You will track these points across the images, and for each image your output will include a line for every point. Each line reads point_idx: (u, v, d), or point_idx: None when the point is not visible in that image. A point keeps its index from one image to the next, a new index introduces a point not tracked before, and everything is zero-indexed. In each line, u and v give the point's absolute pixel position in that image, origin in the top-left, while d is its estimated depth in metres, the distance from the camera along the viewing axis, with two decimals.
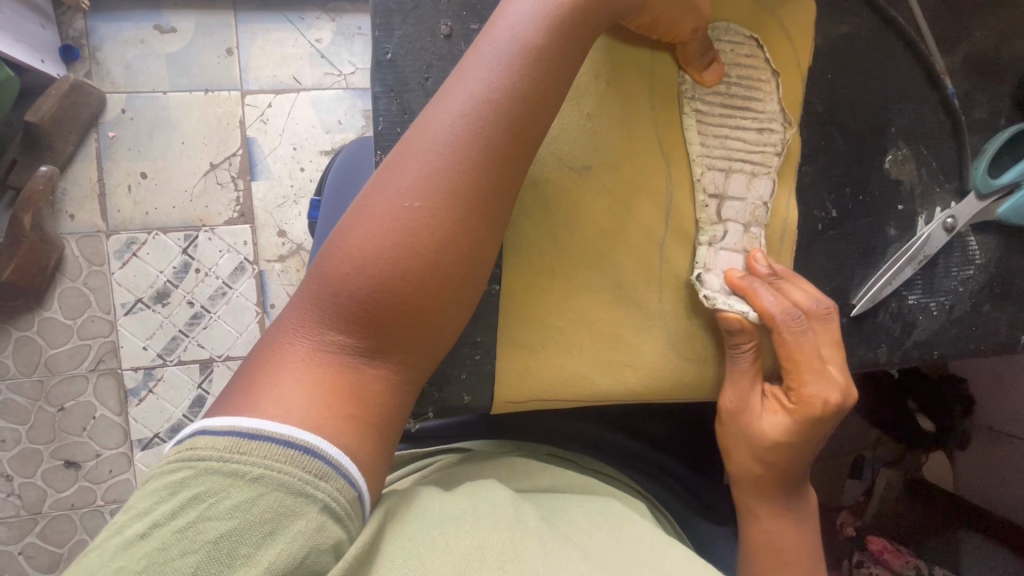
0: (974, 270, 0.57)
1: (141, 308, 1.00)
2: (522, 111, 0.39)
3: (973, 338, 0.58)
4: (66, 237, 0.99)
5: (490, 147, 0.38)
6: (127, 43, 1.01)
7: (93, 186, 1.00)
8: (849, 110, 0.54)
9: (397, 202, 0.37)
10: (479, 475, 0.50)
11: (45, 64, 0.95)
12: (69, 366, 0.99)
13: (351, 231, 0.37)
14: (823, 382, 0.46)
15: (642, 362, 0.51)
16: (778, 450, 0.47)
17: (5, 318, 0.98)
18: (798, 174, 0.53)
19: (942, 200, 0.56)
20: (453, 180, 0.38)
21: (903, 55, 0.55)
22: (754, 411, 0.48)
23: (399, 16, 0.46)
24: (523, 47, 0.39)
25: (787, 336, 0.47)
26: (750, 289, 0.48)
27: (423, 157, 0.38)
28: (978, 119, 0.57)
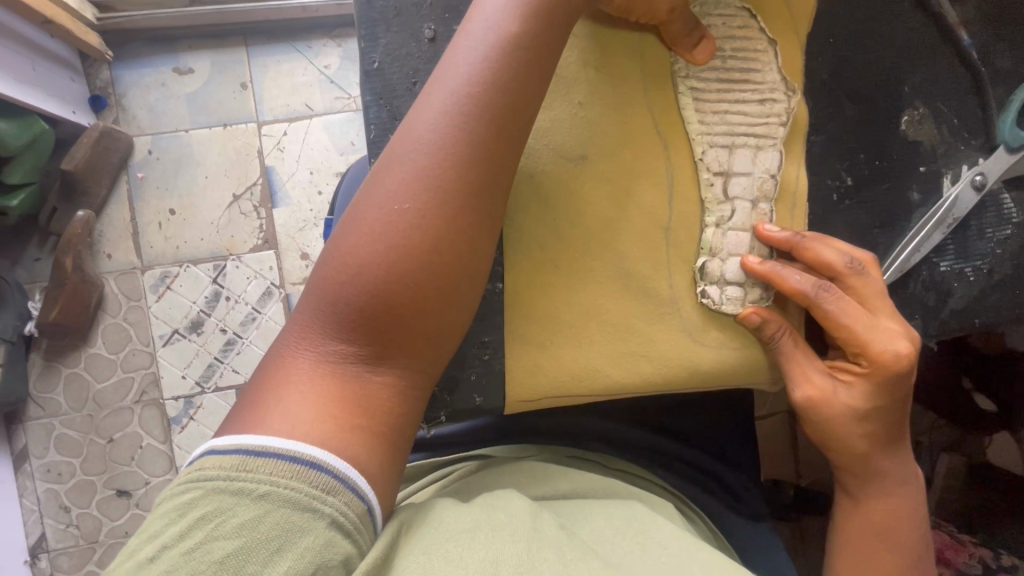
0: (1012, 229, 0.53)
1: (178, 338, 1.04)
2: (505, 105, 0.39)
3: (1018, 303, 0.54)
4: (106, 276, 1.04)
5: (475, 145, 0.38)
6: (150, 87, 1.06)
7: (127, 225, 1.05)
8: (858, 73, 0.51)
9: (389, 208, 0.37)
10: (496, 484, 0.50)
11: (76, 115, 1.00)
12: (115, 399, 1.03)
13: (344, 241, 0.37)
14: (883, 335, 0.44)
15: (658, 353, 0.49)
16: (878, 414, 0.45)
17: (55, 357, 1.03)
18: (808, 144, 0.51)
19: (969, 158, 0.53)
20: (443, 180, 0.37)
21: (910, 11, 0.52)
22: (833, 397, 0.46)
23: (382, 24, 0.46)
24: (502, 39, 0.39)
25: (833, 304, 0.45)
26: (776, 274, 0.47)
27: (411, 161, 0.38)
28: (1000, 70, 0.53)
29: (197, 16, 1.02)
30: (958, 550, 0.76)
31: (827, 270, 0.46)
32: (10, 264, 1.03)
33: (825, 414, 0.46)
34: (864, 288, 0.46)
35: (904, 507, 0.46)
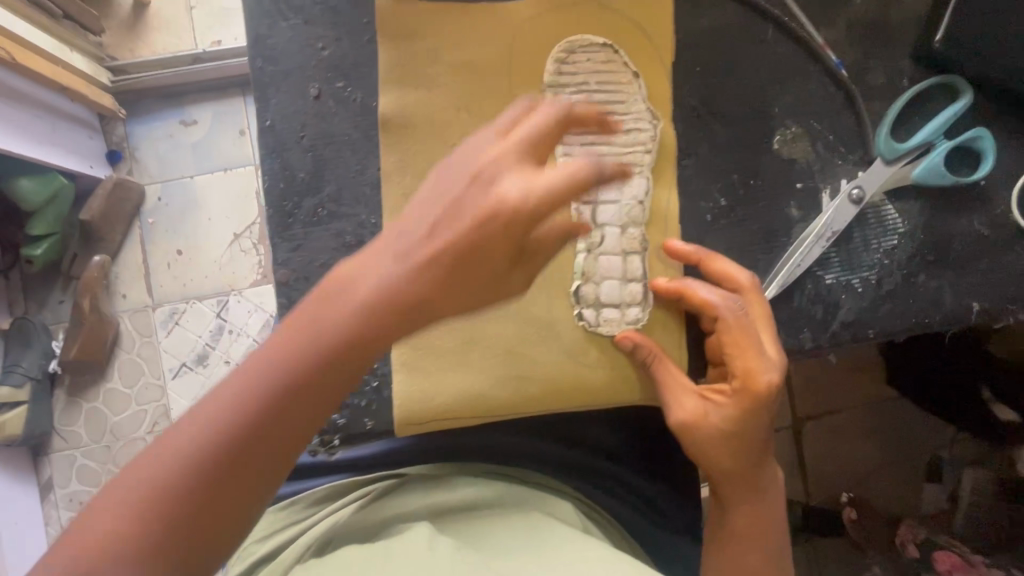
0: (898, 239, 0.54)
1: (185, 370, 1.13)
2: (407, 294, 0.38)
3: (910, 312, 0.54)
4: (122, 314, 1.14)
5: (360, 333, 0.38)
6: (158, 138, 1.17)
7: (139, 268, 1.15)
8: (726, 97, 0.53)
9: (256, 384, 0.37)
10: (397, 523, 0.54)
11: (94, 168, 1.11)
12: (130, 430, 1.12)
13: (228, 401, 0.36)
14: (761, 359, 0.46)
15: (541, 376, 0.52)
16: (744, 438, 0.46)
17: (77, 392, 1.13)
18: (680, 169, 0.53)
19: (847, 172, 0.54)
20: (314, 366, 0.37)
21: (775, 36, 0.54)
22: (704, 415, 0.47)
23: (272, 87, 0.52)
24: (426, 225, 0.39)
25: (730, 322, 0.46)
26: (685, 287, 0.49)
27: (297, 339, 0.38)
28: (876, 84, 0.55)
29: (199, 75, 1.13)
30: (969, 571, 0.81)
31: (732, 285, 0.48)
32: (37, 309, 1.14)
33: (695, 432, 0.47)
34: (758, 311, 0.48)
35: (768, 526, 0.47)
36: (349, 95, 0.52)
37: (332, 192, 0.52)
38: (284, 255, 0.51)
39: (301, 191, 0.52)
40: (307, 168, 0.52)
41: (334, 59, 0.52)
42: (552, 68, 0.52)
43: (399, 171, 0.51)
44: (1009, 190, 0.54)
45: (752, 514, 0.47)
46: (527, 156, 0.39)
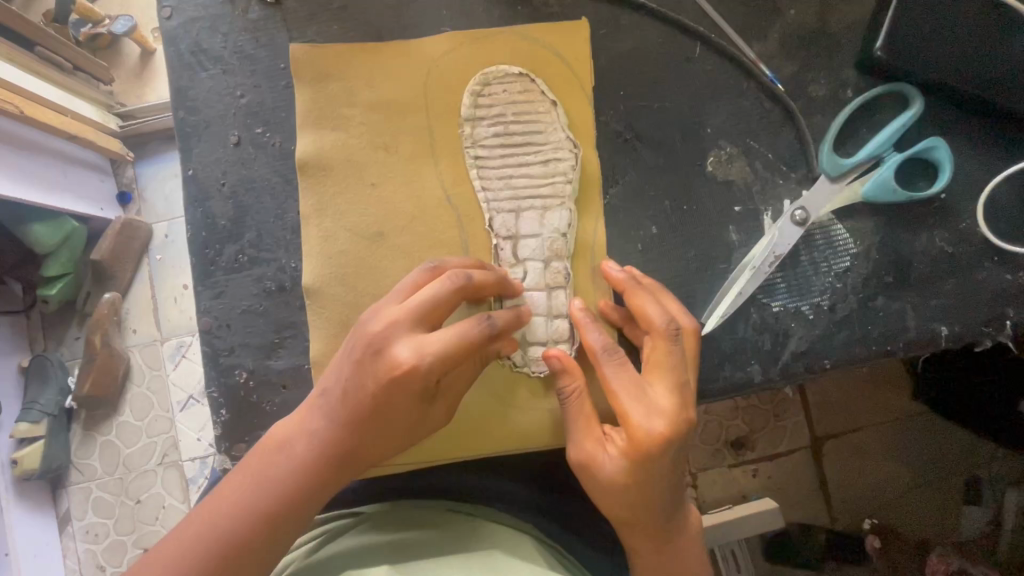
0: (851, 260, 0.50)
1: (193, 402, 1.16)
2: (324, 454, 0.42)
3: (870, 339, 0.50)
4: (131, 349, 1.18)
5: (285, 496, 0.41)
6: (165, 178, 1.22)
7: (149, 303, 1.19)
8: (653, 120, 0.51)
9: (189, 553, 0.40)
10: (341, 569, 0.48)
11: (104, 210, 1.16)
12: (141, 462, 1.14)
13: (182, 535, 0.41)
14: (643, 409, 0.40)
15: (467, 418, 0.50)
16: (632, 491, 0.41)
17: (93, 426, 1.16)
18: (607, 196, 0.51)
19: (790, 192, 0.51)
20: (241, 532, 0.41)
21: (703, 54, 0.52)
22: (593, 462, 0.42)
23: (194, 137, 0.52)
24: (336, 390, 0.42)
25: (611, 370, 0.42)
26: (581, 326, 0.45)
27: (226, 506, 0.41)
28: (817, 97, 0.51)
29: None
30: None
31: (647, 328, 0.44)
32: (56, 345, 1.17)
33: (584, 480, 0.43)
34: (653, 354, 0.43)
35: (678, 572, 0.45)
36: (267, 141, 0.52)
37: (252, 238, 0.51)
38: (207, 302, 0.51)
39: (222, 238, 0.51)
40: (228, 215, 0.52)
41: (253, 105, 0.52)
42: (468, 101, 0.50)
43: (317, 214, 0.51)
44: (973, 201, 0.50)
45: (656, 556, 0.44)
46: (423, 320, 0.41)
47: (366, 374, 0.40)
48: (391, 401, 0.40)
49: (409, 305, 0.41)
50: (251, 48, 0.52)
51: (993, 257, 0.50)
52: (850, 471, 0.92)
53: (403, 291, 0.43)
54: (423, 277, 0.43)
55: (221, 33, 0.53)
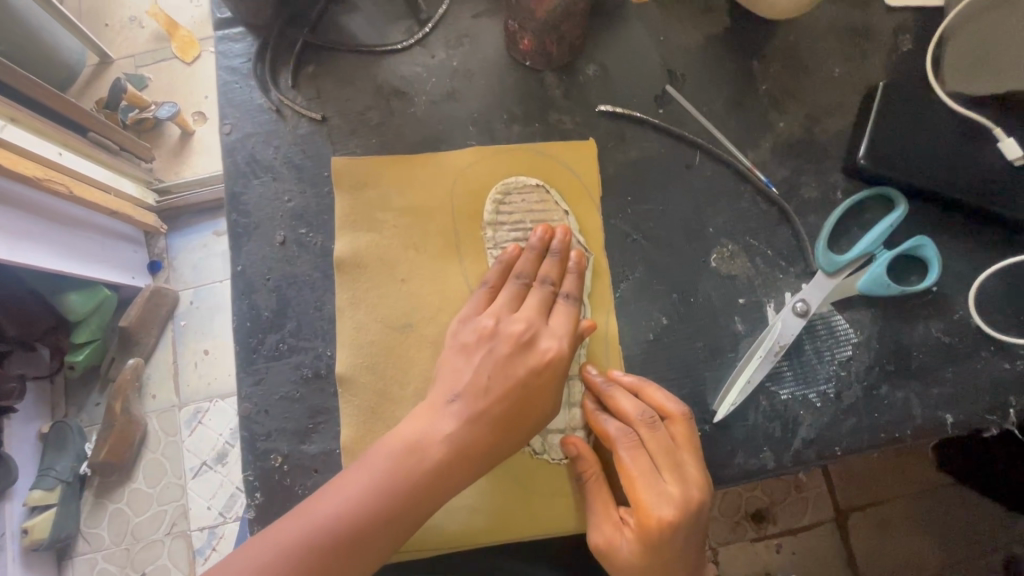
0: (852, 349, 0.53)
1: (206, 468, 1.21)
2: (462, 445, 0.45)
3: (877, 426, 0.52)
4: (150, 414, 1.24)
5: (424, 473, 0.44)
6: (194, 249, 1.33)
7: (171, 368, 1.26)
8: (660, 221, 0.56)
9: (329, 521, 0.42)
10: None
11: (135, 278, 1.25)
12: (149, 532, 1.18)
13: (323, 499, 0.43)
14: (655, 494, 0.45)
15: (491, 503, 0.52)
16: (650, 573, 0.45)
17: (104, 493, 1.20)
18: (619, 290, 0.55)
19: (790, 285, 0.55)
20: (362, 527, 0.42)
21: (703, 161, 0.57)
22: (613, 545, 0.46)
23: (245, 236, 0.58)
24: (475, 379, 0.47)
25: (626, 453, 0.47)
26: (593, 417, 0.50)
27: (347, 502, 0.42)
28: (809, 199, 0.56)
29: None
30: None
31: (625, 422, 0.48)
32: (76, 410, 1.22)
33: (606, 563, 0.46)
34: (649, 444, 0.47)
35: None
36: (311, 240, 0.57)
37: (292, 327, 0.56)
38: (248, 388, 0.55)
39: (265, 328, 0.56)
40: (272, 307, 0.56)
41: (299, 210, 0.58)
42: (491, 208, 0.56)
43: (353, 307, 0.55)
44: (964, 295, 0.53)
45: None
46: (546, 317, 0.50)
47: (506, 370, 0.47)
48: (526, 395, 0.47)
49: (532, 305, 0.51)
50: (299, 158, 0.59)
51: (989, 347, 0.52)
52: (878, 547, 0.95)
53: (516, 300, 0.51)
54: (528, 283, 0.52)
55: (274, 145, 0.59)
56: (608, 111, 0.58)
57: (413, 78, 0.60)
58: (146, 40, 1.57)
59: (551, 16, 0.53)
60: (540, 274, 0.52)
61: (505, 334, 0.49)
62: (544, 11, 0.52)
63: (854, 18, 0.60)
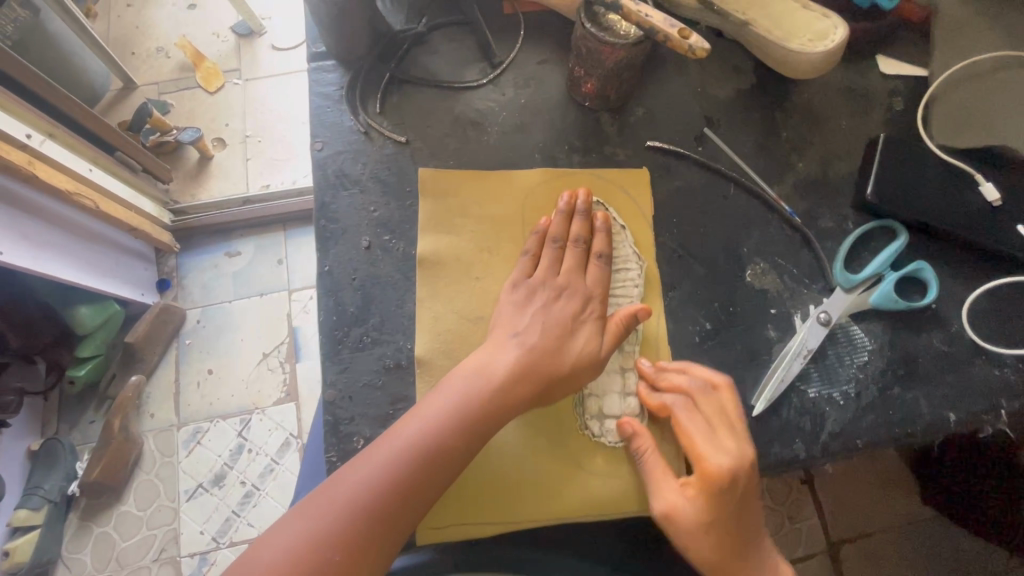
0: (868, 355, 0.61)
1: (201, 492, 1.36)
2: (519, 377, 0.54)
3: (892, 422, 0.59)
4: (147, 434, 1.40)
5: (489, 400, 0.53)
6: (206, 269, 1.54)
7: (171, 387, 1.44)
8: (700, 242, 0.65)
9: (413, 442, 0.50)
10: None
11: (144, 295, 1.44)
12: (135, 557, 1.31)
13: (407, 425, 0.51)
14: (715, 452, 0.52)
15: (551, 480, 0.57)
16: (712, 526, 0.51)
17: (89, 516, 1.33)
18: (667, 297, 0.63)
19: (813, 298, 0.63)
20: (440, 445, 0.51)
21: (736, 192, 0.67)
22: (677, 506, 0.52)
23: (332, 240, 0.64)
24: (528, 325, 0.57)
25: (684, 420, 0.55)
26: (649, 394, 0.57)
27: (419, 423, 0.51)
28: (826, 227, 0.66)
29: (249, 216, 1.53)
30: None
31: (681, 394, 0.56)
32: (69, 429, 1.38)
33: (672, 525, 0.52)
34: (704, 409, 0.55)
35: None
36: (394, 247, 0.64)
37: (375, 323, 0.62)
38: (333, 375, 0.60)
39: (350, 322, 0.62)
40: (356, 303, 0.62)
41: (384, 220, 0.65)
42: None
43: (432, 305, 0.61)
44: (957, 311, 0.63)
45: None
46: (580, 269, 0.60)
47: (553, 316, 0.57)
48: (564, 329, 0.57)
49: (568, 263, 0.60)
50: (384, 174, 0.67)
51: (981, 356, 0.61)
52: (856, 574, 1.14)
53: (554, 260, 0.60)
54: (562, 245, 0.61)
55: (362, 162, 0.67)
56: (656, 146, 0.68)
57: (486, 111, 0.70)
58: (172, 69, 1.68)
59: (614, 66, 0.62)
60: (571, 234, 0.61)
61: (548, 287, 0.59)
62: (613, 61, 0.61)
63: (856, 81, 0.72)
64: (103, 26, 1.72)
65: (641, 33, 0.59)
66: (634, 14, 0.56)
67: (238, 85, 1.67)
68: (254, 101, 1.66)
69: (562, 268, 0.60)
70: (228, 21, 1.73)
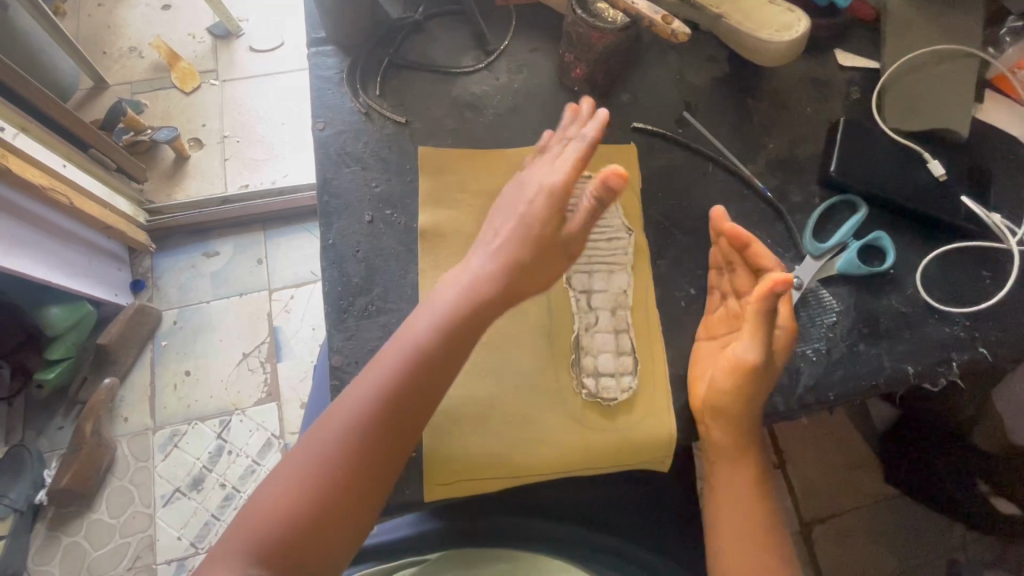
0: (836, 316, 0.67)
1: (178, 495, 1.33)
2: (472, 312, 0.57)
3: (860, 376, 0.65)
4: (120, 438, 1.36)
5: (446, 341, 0.55)
6: (183, 269, 1.52)
7: (146, 390, 1.41)
8: (683, 216, 0.70)
9: (377, 385, 0.54)
10: None
11: (118, 296, 1.41)
12: (110, 565, 1.27)
13: (371, 370, 0.55)
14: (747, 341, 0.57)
15: (553, 445, 0.60)
16: (725, 415, 0.59)
17: (58, 524, 1.29)
18: (655, 266, 0.68)
19: (787, 266, 0.69)
20: (400, 385, 0.54)
21: (714, 170, 0.72)
22: (705, 385, 0.61)
23: (335, 215, 0.67)
24: (481, 263, 0.59)
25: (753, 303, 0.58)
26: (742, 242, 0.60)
27: (391, 365, 0.54)
28: (795, 203, 0.72)
29: (227, 215, 1.52)
30: None
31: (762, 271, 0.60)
32: (36, 435, 1.34)
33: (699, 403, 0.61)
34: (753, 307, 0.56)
35: (750, 522, 0.59)
36: (396, 220, 0.67)
37: (379, 292, 0.64)
38: (339, 343, 0.62)
39: (354, 292, 0.64)
40: (360, 275, 0.64)
41: (386, 196, 0.68)
42: None
43: (434, 273, 0.65)
44: (913, 276, 0.69)
45: (737, 485, 0.60)
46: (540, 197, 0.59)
47: (506, 246, 0.59)
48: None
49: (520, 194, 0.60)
50: (385, 153, 0.70)
51: (934, 315, 0.68)
52: (836, 553, 1.21)
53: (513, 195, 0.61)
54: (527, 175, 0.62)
55: (363, 141, 0.70)
56: (641, 127, 0.73)
57: (481, 94, 0.73)
58: (146, 69, 1.66)
59: (602, 52, 0.67)
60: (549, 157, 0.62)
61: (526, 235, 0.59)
62: (601, 46, 0.66)
63: (818, 72, 0.79)
64: (72, 25, 1.70)
65: (627, 19, 0.64)
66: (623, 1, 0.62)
67: (215, 86, 1.66)
68: (233, 102, 1.65)
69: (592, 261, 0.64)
70: (204, 21, 1.73)
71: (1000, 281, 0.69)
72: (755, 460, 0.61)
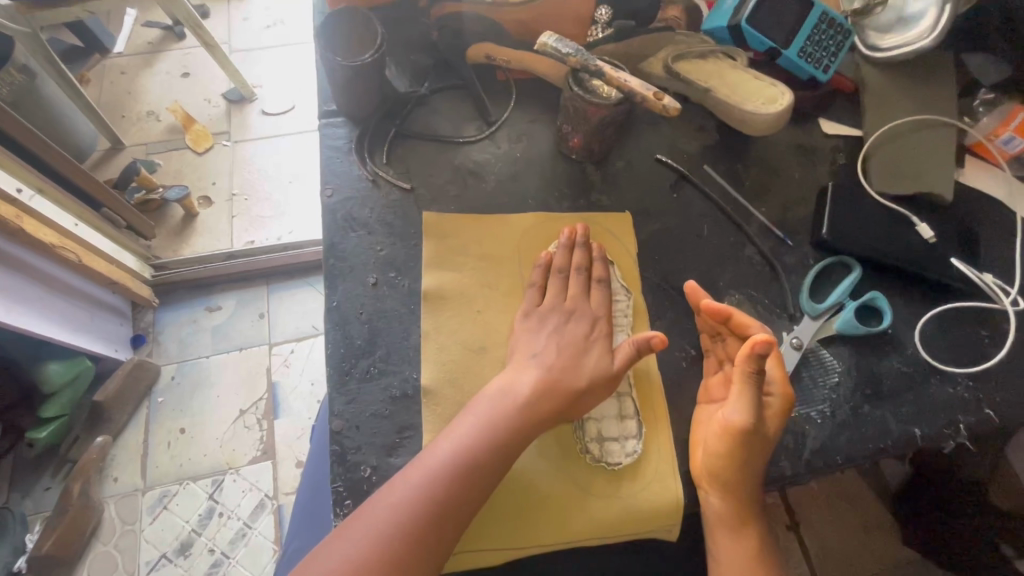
0: (838, 376, 0.67)
1: (165, 561, 1.27)
2: (540, 394, 0.60)
3: (867, 439, 0.64)
4: (109, 499, 1.32)
5: (517, 423, 0.58)
6: (183, 323, 1.53)
7: (139, 448, 1.38)
8: (681, 278, 0.72)
9: (449, 461, 0.55)
10: None
11: (117, 351, 1.41)
12: None
13: (443, 447, 0.56)
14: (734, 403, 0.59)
15: (555, 512, 0.59)
16: (728, 479, 0.58)
17: None
18: (655, 327, 0.69)
19: (786, 327, 0.70)
20: (472, 462, 0.55)
21: (709, 232, 0.75)
22: (702, 449, 0.61)
23: (340, 278, 0.68)
24: (545, 349, 0.63)
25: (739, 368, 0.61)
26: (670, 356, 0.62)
27: (464, 442, 0.56)
28: (791, 263, 0.74)
29: (232, 271, 1.54)
30: None
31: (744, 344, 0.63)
32: (22, 497, 1.30)
33: (701, 467, 0.60)
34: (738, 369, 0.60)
35: None
36: (399, 283, 0.68)
37: (382, 354, 0.64)
38: (340, 407, 0.62)
39: (357, 354, 0.64)
40: (363, 337, 0.65)
41: (391, 259, 0.69)
42: None
43: (436, 335, 0.65)
44: (911, 336, 0.70)
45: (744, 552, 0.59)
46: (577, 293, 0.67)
47: (566, 336, 0.64)
48: (581, 348, 0.63)
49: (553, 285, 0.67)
50: (390, 217, 0.72)
51: (936, 374, 0.68)
52: None
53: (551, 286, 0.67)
54: (562, 272, 0.68)
55: (369, 206, 0.72)
56: (637, 191, 0.76)
57: (482, 162, 0.77)
58: (161, 131, 1.74)
59: (598, 123, 0.71)
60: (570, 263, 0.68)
61: (570, 329, 0.64)
62: (596, 119, 0.70)
63: (804, 139, 0.83)
64: (95, 91, 1.79)
65: (620, 95, 0.68)
66: (615, 80, 0.66)
67: (227, 146, 1.73)
68: (243, 162, 1.72)
69: (569, 292, 0.67)
70: (220, 88, 1.82)
71: (998, 340, 0.69)
72: (759, 527, 0.60)
